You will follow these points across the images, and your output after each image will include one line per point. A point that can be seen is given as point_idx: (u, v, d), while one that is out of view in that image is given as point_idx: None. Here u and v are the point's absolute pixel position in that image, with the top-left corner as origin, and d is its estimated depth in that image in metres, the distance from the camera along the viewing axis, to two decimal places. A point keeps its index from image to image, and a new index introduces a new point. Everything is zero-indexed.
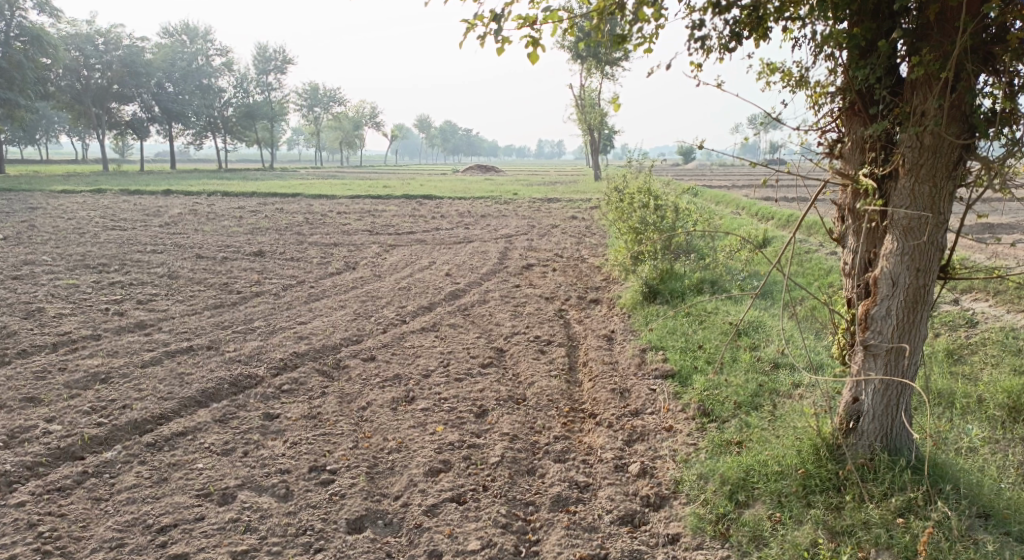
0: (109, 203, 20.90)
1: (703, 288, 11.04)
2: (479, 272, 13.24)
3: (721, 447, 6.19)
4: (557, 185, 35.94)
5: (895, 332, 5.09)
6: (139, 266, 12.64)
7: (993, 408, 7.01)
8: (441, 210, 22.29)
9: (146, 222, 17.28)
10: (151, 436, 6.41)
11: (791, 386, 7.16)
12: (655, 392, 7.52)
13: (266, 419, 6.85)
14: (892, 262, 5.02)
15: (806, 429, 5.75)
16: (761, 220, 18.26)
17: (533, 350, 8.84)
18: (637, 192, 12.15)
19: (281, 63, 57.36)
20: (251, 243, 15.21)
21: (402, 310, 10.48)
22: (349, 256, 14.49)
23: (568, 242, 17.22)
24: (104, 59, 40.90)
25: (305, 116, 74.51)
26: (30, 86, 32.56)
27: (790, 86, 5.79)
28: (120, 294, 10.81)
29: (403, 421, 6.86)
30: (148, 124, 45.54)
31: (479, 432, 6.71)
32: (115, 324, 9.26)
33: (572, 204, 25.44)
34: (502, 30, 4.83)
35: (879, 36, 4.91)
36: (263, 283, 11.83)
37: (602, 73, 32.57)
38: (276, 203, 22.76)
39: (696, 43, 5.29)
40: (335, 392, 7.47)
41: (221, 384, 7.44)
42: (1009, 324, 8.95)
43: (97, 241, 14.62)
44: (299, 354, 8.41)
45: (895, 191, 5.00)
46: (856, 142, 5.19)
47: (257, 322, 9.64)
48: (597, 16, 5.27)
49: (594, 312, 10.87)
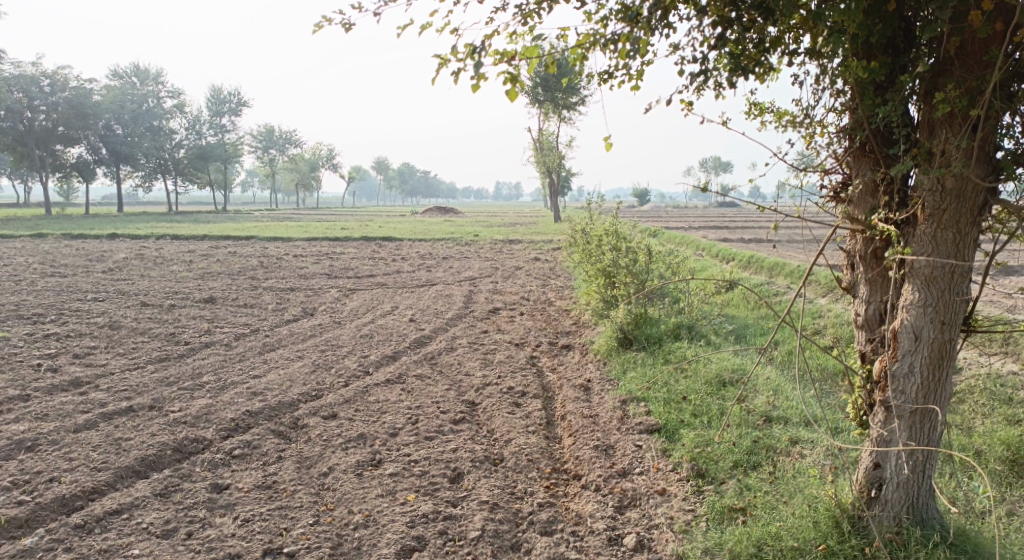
0: (49, 248, 19.84)
1: (680, 333, 10.44)
2: (444, 317, 12.63)
3: (723, 516, 5.72)
4: (516, 226, 35.60)
5: (919, 391, 4.67)
6: (78, 316, 11.81)
7: (995, 461, 6.57)
8: (401, 253, 21.66)
9: (89, 268, 16.36)
10: (80, 516, 5.81)
11: (788, 443, 6.64)
12: (641, 449, 6.96)
13: (214, 491, 6.22)
14: (913, 314, 4.62)
15: (821, 498, 5.39)
16: (724, 261, 17.95)
17: (507, 403, 8.22)
18: (605, 234, 11.68)
19: (236, 105, 56.63)
20: (201, 289, 14.44)
21: (364, 360, 9.81)
22: (305, 301, 13.79)
23: (532, 284, 16.71)
24: (50, 101, 39.69)
25: (260, 157, 73.65)
26: None
27: (783, 126, 5.40)
28: (55, 347, 9.99)
29: (369, 490, 6.23)
30: (95, 166, 44.38)
31: (456, 500, 6.11)
32: (48, 383, 8.46)
33: (534, 245, 25.03)
34: (478, 65, 4.38)
35: (895, 70, 4.57)
36: (212, 333, 11.08)
37: (559, 116, 32.42)
38: (228, 246, 21.93)
39: (692, 78, 4.86)
40: (292, 456, 6.81)
41: (163, 451, 6.78)
42: (994, 369, 8.56)
43: (33, 290, 13.71)
44: (252, 413, 7.70)
45: (913, 238, 4.62)
46: (867, 184, 4.81)
47: (206, 377, 8.91)
48: (580, 52, 4.84)
49: (566, 359, 10.33)
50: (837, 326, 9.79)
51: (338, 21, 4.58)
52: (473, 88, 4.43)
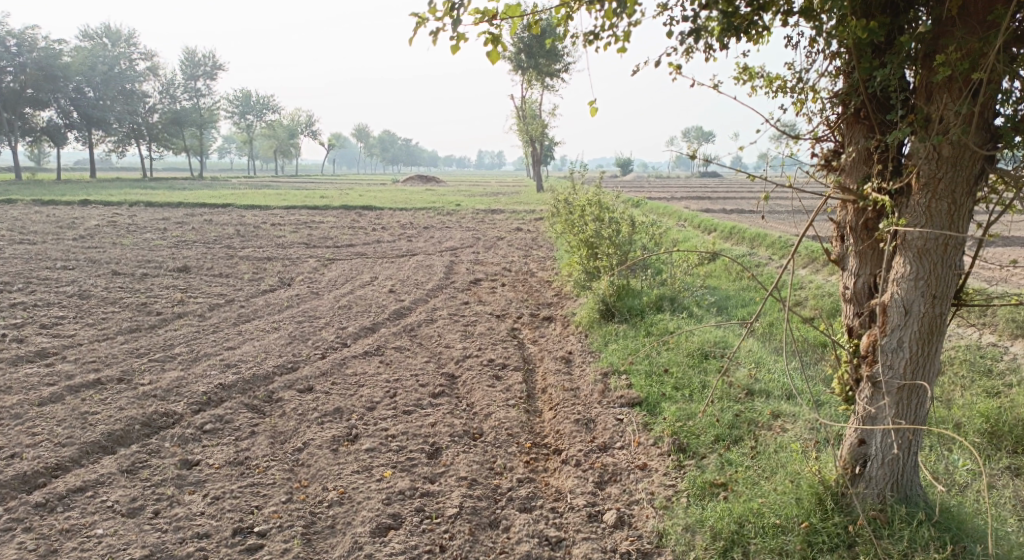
0: (18, 214, 19.44)
1: (662, 305, 10.31)
2: (423, 288, 12.45)
3: (704, 491, 5.64)
4: (499, 195, 35.28)
5: (908, 366, 4.61)
6: (47, 285, 11.55)
7: (975, 434, 6.52)
8: (381, 222, 21.41)
9: (59, 235, 16.01)
10: (42, 495, 5.75)
11: (770, 417, 6.55)
12: (622, 423, 6.86)
13: (183, 468, 6.16)
14: (904, 287, 4.55)
15: (804, 475, 5.33)
16: (705, 232, 17.82)
17: (487, 376, 8.09)
18: (587, 205, 11.51)
19: (212, 70, 55.64)
20: (175, 258, 14.17)
21: (341, 332, 9.63)
22: (282, 271, 13.56)
23: (514, 255, 16.54)
24: (18, 62, 38.71)
25: (238, 124, 72.62)
26: None
27: (774, 91, 5.25)
28: (22, 317, 9.75)
29: (345, 466, 6.16)
30: (66, 131, 43.51)
31: (433, 476, 6.04)
32: (13, 354, 8.26)
33: (515, 215, 24.80)
34: (456, 25, 4.20)
35: (893, 32, 4.50)
36: (186, 303, 10.86)
37: (541, 83, 31.98)
38: (204, 214, 21.55)
39: (682, 39, 4.69)
40: (266, 431, 6.70)
41: (131, 425, 6.67)
42: (975, 340, 8.48)
43: (1, 257, 13.42)
44: (225, 386, 7.53)
45: (906, 208, 4.56)
46: (860, 153, 4.73)
47: (178, 348, 8.72)
48: (564, 12, 4.65)
49: (547, 331, 10.21)
50: (819, 298, 9.69)
51: None
52: (453, 49, 4.29)
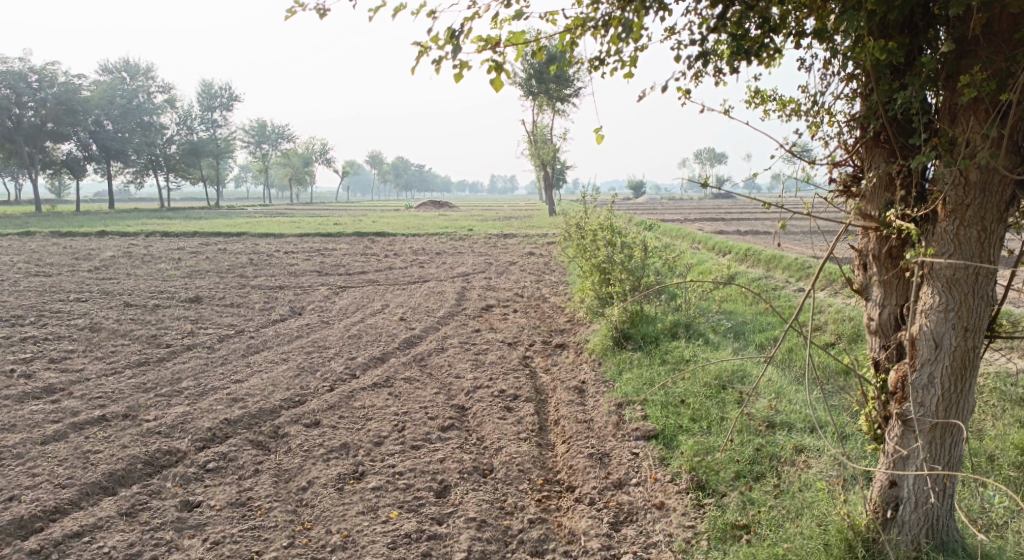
0: (36, 246, 19.45)
1: (677, 332, 10.03)
2: (435, 315, 12.26)
3: (726, 534, 5.46)
4: (512, 219, 35.19)
5: (940, 404, 4.39)
6: (59, 318, 11.43)
7: (1009, 468, 6.20)
8: (395, 248, 21.29)
9: (75, 267, 15.96)
10: (37, 541, 5.56)
11: (793, 452, 6.27)
12: (638, 458, 6.60)
13: (184, 509, 5.96)
14: (933, 320, 4.33)
15: (834, 519, 5.12)
16: (720, 255, 17.55)
17: (498, 408, 7.84)
18: (599, 229, 11.29)
19: (228, 100, 56.08)
20: (187, 288, 14.06)
21: (351, 362, 9.43)
22: (293, 300, 13.40)
23: (527, 280, 16.33)
24: (39, 97, 39.09)
25: (253, 152, 73.13)
26: None
27: (787, 115, 5.04)
28: (31, 351, 9.61)
29: (350, 507, 5.94)
30: (85, 163, 43.86)
31: (441, 517, 5.82)
32: (19, 390, 8.10)
33: (528, 239, 24.63)
34: (458, 52, 4.03)
35: (912, 51, 4.29)
36: (196, 334, 10.70)
37: (553, 107, 31.94)
38: (218, 243, 21.52)
39: (691, 63, 4.51)
40: (270, 469, 6.48)
41: (133, 464, 6.48)
42: (1004, 367, 8.15)
43: (15, 290, 13.34)
44: (230, 421, 7.33)
45: (933, 236, 4.33)
46: (881, 178, 4.50)
47: (186, 382, 8.53)
48: (569, 37, 4.47)
49: (560, 359, 9.96)
50: (840, 322, 9.40)
51: (310, 7, 4.27)
52: (455, 78, 4.13)
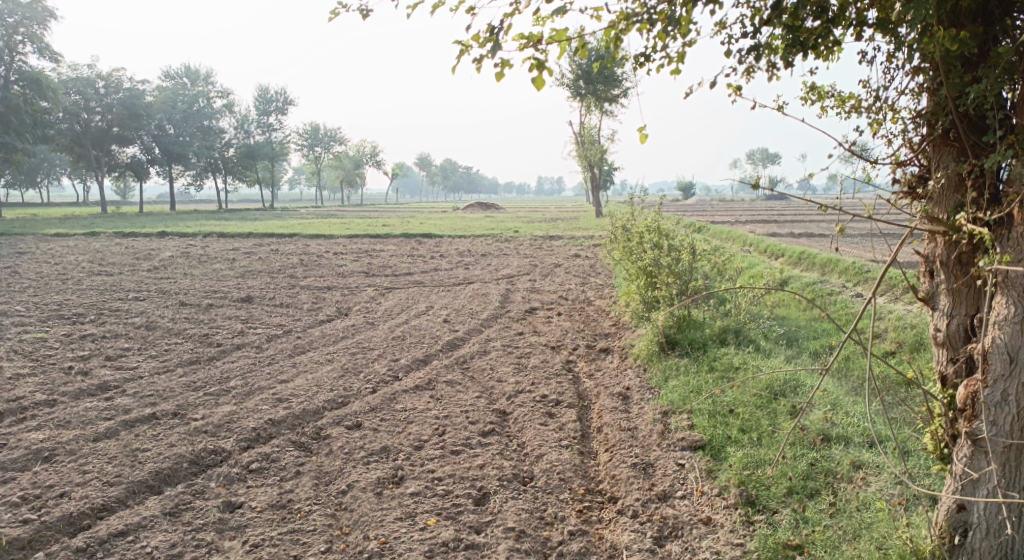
0: (99, 246, 19.88)
1: (727, 338, 9.73)
2: (479, 317, 12.16)
3: (777, 554, 5.25)
4: (560, 221, 35.01)
5: (1014, 423, 4.15)
6: (117, 316, 11.60)
7: None
8: (441, 249, 21.27)
9: (134, 266, 16.24)
10: (83, 538, 5.57)
11: (849, 468, 6.00)
12: (684, 469, 6.40)
13: (225, 510, 5.93)
14: (1007, 332, 4.10)
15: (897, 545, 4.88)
16: (772, 258, 17.16)
17: (540, 414, 7.68)
18: (646, 231, 11.05)
19: (283, 104, 56.83)
20: (239, 288, 14.18)
21: (394, 364, 9.35)
22: (341, 301, 13.42)
23: (572, 282, 16.16)
24: (104, 103, 40.03)
25: (305, 155, 74.11)
26: (32, 131, 31.50)
27: (847, 111, 4.83)
28: (88, 349, 9.73)
29: (388, 512, 5.84)
30: (148, 166, 44.75)
31: (479, 526, 5.70)
32: (75, 387, 8.19)
33: (575, 241, 24.45)
34: (498, 51, 3.92)
35: (986, 43, 4.07)
36: (245, 334, 10.73)
37: (602, 109, 31.66)
38: (271, 243, 21.73)
39: (742, 58, 4.32)
40: (311, 472, 6.42)
41: (179, 463, 6.47)
42: None
43: (76, 288, 13.59)
44: (274, 422, 7.29)
45: (1007, 241, 4.08)
46: (950, 179, 4.28)
47: (233, 382, 8.53)
48: (614, 34, 4.32)
49: (605, 364, 9.75)
50: (898, 330, 9.01)
51: (355, 9, 4.23)
52: (497, 77, 4.01)
